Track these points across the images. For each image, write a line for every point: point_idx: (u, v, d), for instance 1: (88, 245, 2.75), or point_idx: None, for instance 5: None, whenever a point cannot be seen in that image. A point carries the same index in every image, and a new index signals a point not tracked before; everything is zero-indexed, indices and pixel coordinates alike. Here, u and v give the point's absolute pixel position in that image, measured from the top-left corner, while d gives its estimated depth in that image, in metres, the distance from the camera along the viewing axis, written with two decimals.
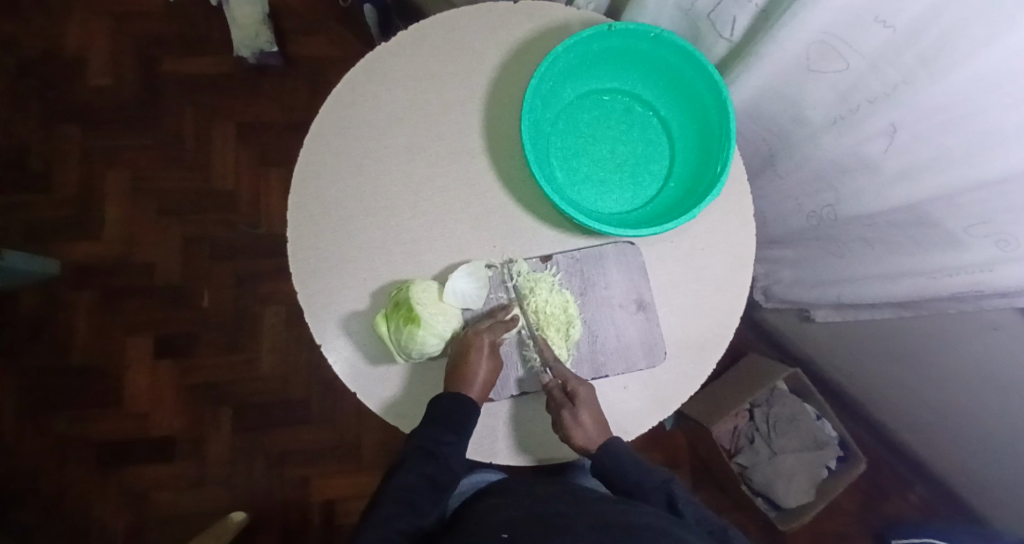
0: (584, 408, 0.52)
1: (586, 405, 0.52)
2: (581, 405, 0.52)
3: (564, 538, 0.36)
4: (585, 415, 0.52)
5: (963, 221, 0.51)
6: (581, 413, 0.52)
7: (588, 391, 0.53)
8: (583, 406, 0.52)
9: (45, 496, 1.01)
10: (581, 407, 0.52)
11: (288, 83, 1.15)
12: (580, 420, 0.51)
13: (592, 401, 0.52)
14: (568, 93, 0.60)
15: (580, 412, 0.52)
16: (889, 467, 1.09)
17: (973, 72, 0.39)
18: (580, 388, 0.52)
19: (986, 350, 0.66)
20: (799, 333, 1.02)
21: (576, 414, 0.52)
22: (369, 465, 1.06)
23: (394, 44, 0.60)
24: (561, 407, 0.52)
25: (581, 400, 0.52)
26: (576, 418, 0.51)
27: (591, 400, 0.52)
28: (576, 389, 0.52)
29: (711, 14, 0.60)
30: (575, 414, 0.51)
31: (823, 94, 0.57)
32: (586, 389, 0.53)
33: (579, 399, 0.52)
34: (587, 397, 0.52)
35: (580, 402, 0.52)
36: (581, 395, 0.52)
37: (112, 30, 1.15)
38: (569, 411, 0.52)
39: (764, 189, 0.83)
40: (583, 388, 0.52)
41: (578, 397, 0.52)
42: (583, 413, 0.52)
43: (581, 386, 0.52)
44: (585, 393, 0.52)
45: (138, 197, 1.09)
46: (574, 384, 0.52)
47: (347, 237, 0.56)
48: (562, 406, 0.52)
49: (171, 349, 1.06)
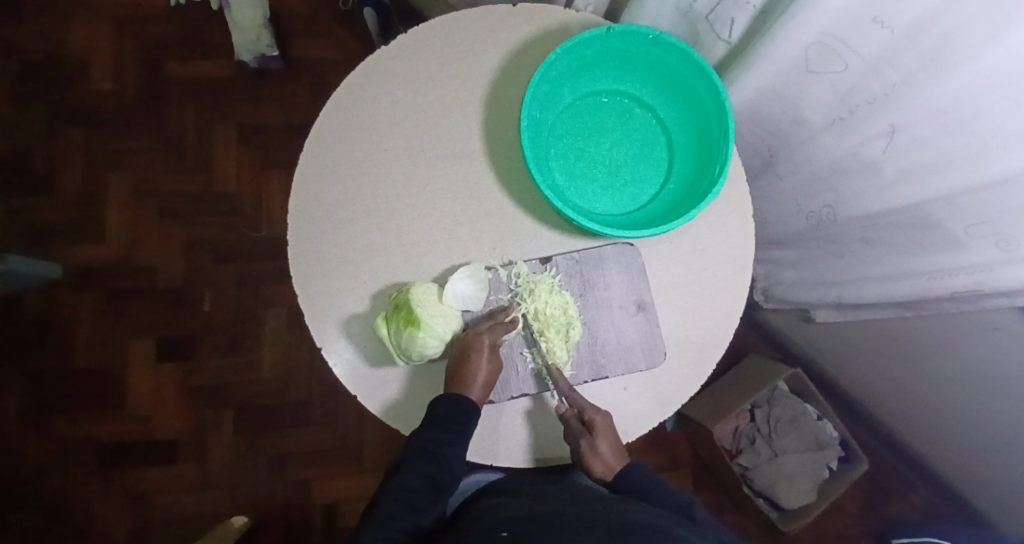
0: (601, 437, 0.52)
1: (604, 434, 0.52)
2: (599, 434, 0.52)
3: (565, 537, 0.36)
4: (604, 444, 0.52)
5: (963, 222, 0.51)
6: (600, 443, 0.52)
7: (604, 419, 0.53)
8: (601, 434, 0.52)
9: (48, 498, 1.01)
10: (599, 436, 0.52)
11: (289, 86, 1.16)
12: (599, 449, 0.51)
13: (608, 428, 0.53)
14: (567, 95, 0.60)
15: (598, 441, 0.52)
16: (892, 469, 1.08)
17: (973, 72, 0.39)
18: (596, 417, 0.52)
19: (988, 351, 0.66)
20: (800, 334, 1.02)
21: (594, 443, 0.52)
22: (370, 467, 1.06)
23: (394, 47, 0.60)
24: (579, 436, 0.52)
25: (599, 429, 0.52)
26: (594, 447, 0.51)
27: (609, 429, 0.53)
28: (593, 419, 0.52)
29: (709, 15, 0.60)
30: (593, 444, 0.51)
31: (823, 95, 0.57)
32: (603, 417, 0.53)
33: (596, 428, 0.52)
34: (605, 425, 0.53)
35: (598, 432, 0.52)
36: (599, 424, 0.52)
37: (115, 33, 1.15)
38: (587, 441, 0.52)
39: (764, 190, 0.83)
40: (600, 417, 0.53)
41: (596, 426, 0.52)
42: (601, 442, 0.52)
43: (598, 415, 0.53)
44: (602, 421, 0.53)
45: (139, 200, 1.10)
46: (591, 413, 0.53)
47: (348, 239, 0.56)
48: (580, 435, 0.52)
49: (172, 351, 1.06)
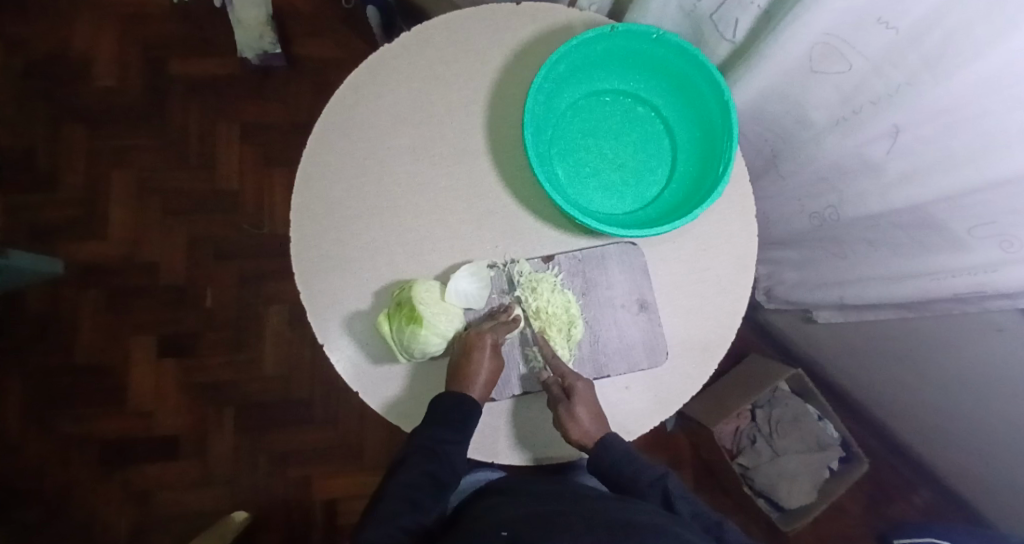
0: (580, 403, 0.52)
1: (583, 400, 0.52)
2: (578, 400, 0.52)
3: (565, 536, 0.36)
4: (582, 410, 0.51)
5: (966, 223, 0.51)
6: (577, 408, 0.52)
7: (585, 387, 0.53)
8: (579, 400, 0.52)
9: (51, 494, 1.01)
10: (577, 402, 0.52)
11: (292, 84, 1.16)
12: (576, 414, 0.51)
13: (589, 396, 0.52)
14: (570, 94, 0.60)
15: (575, 406, 0.52)
16: (893, 469, 1.09)
17: (977, 73, 0.39)
18: (577, 383, 0.52)
19: (990, 352, 0.66)
20: (801, 334, 1.02)
21: (571, 408, 0.52)
22: (372, 465, 1.06)
23: (398, 45, 0.60)
24: (557, 401, 0.52)
25: (578, 395, 0.52)
26: (571, 412, 0.51)
27: (589, 396, 0.52)
28: (572, 385, 0.52)
29: (713, 15, 0.60)
30: (570, 409, 0.52)
31: (826, 96, 0.57)
32: (584, 384, 0.53)
33: (575, 394, 0.52)
34: (584, 392, 0.52)
35: (577, 398, 0.52)
36: (579, 390, 0.52)
37: (118, 31, 1.15)
38: (564, 406, 0.52)
39: (767, 190, 0.83)
40: (580, 384, 0.53)
41: (574, 392, 0.52)
42: (578, 407, 0.52)
43: (580, 382, 0.53)
44: (582, 388, 0.52)
45: (143, 197, 1.10)
46: (572, 380, 0.53)
47: (351, 236, 0.57)
48: (558, 401, 0.52)
49: (175, 349, 1.07)
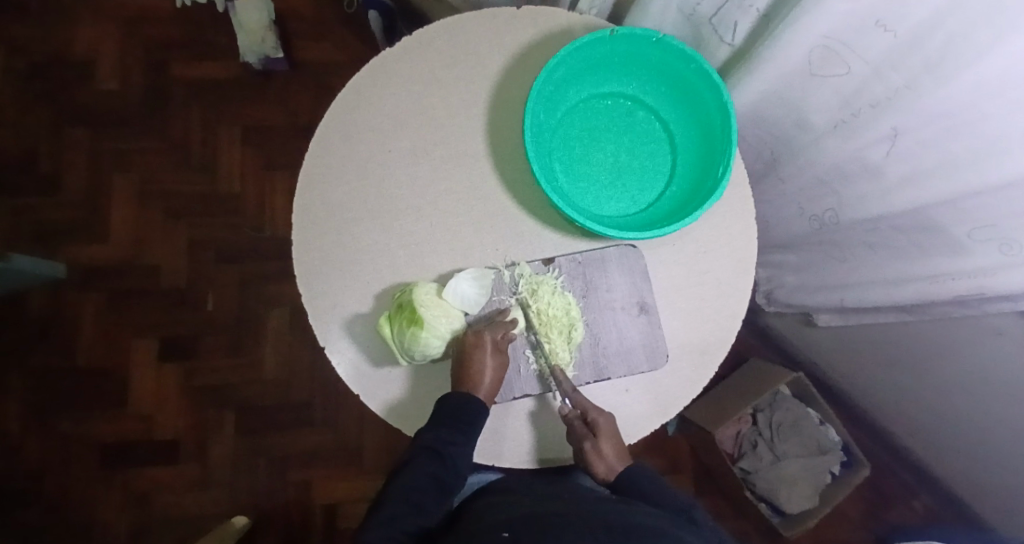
0: (605, 439, 0.52)
1: (608, 436, 0.52)
2: (602, 436, 0.52)
3: (565, 536, 0.36)
4: (607, 446, 0.52)
5: (967, 226, 0.51)
6: (604, 445, 0.52)
7: (608, 421, 0.53)
8: (604, 436, 0.52)
9: (50, 496, 1.01)
10: (602, 438, 0.52)
11: (294, 87, 1.16)
12: (602, 451, 0.52)
13: (612, 430, 0.53)
14: (570, 98, 0.60)
15: (602, 443, 0.52)
16: (895, 474, 1.08)
17: (977, 75, 0.39)
18: (600, 419, 0.52)
19: (992, 357, 0.66)
20: (802, 337, 1.02)
21: (597, 444, 0.52)
22: (371, 468, 1.06)
23: (400, 48, 0.61)
24: (583, 438, 0.52)
25: (602, 431, 0.52)
26: (598, 450, 0.52)
27: (613, 431, 0.53)
28: (596, 421, 0.52)
29: (713, 19, 0.60)
30: (596, 445, 0.52)
31: (826, 99, 0.57)
32: (606, 419, 0.53)
33: (599, 430, 0.52)
34: (608, 428, 0.52)
35: (601, 434, 0.52)
36: (602, 426, 0.52)
37: (121, 34, 1.16)
38: (590, 442, 0.52)
39: (766, 193, 0.84)
40: (603, 419, 0.52)
41: (599, 429, 0.52)
42: (604, 443, 0.52)
43: (602, 416, 0.53)
44: (605, 423, 0.52)
45: (145, 199, 1.10)
46: (594, 415, 0.52)
47: (352, 239, 0.57)
48: (583, 437, 0.52)
49: (174, 351, 1.07)
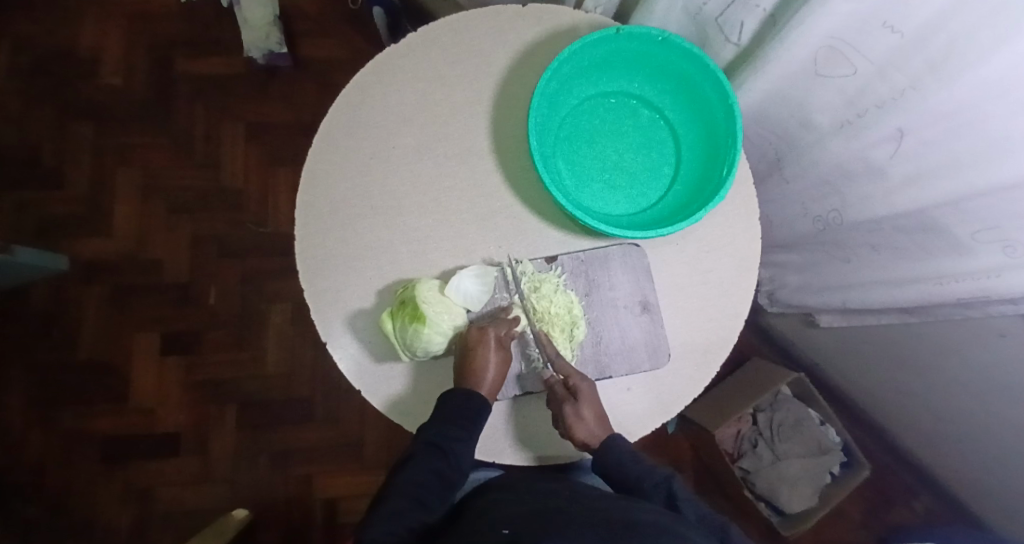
0: (585, 402, 0.52)
1: (588, 400, 0.52)
2: (582, 399, 0.52)
3: (565, 531, 0.36)
4: (587, 409, 0.52)
5: (970, 228, 0.51)
6: (583, 408, 0.52)
7: (589, 388, 0.53)
8: (585, 400, 0.52)
9: (53, 489, 1.02)
10: (583, 402, 0.52)
11: (297, 83, 1.16)
12: (582, 414, 0.52)
13: (592, 397, 0.53)
14: (574, 96, 0.60)
15: (581, 406, 0.52)
16: (895, 475, 1.08)
17: (982, 76, 0.39)
18: (581, 384, 0.53)
19: (995, 359, 0.66)
20: (804, 337, 1.01)
21: (577, 407, 0.52)
22: (372, 464, 1.06)
23: (404, 46, 0.61)
24: (563, 402, 0.52)
25: (583, 395, 0.52)
26: (577, 412, 0.52)
27: (593, 397, 0.53)
28: (577, 385, 0.53)
29: (719, 18, 0.60)
30: (576, 408, 0.52)
31: (831, 99, 0.57)
32: (588, 385, 0.53)
33: (580, 394, 0.52)
34: (589, 393, 0.53)
35: (581, 397, 0.52)
36: (582, 390, 0.53)
37: (126, 29, 1.16)
38: (570, 405, 0.52)
39: (770, 193, 0.84)
40: (585, 384, 0.53)
41: (580, 392, 0.52)
42: (584, 406, 0.52)
43: (583, 382, 0.53)
44: (586, 388, 0.53)
45: (149, 194, 1.10)
46: (576, 380, 0.53)
47: (355, 235, 0.57)
48: (563, 401, 0.52)
49: (177, 346, 1.07)
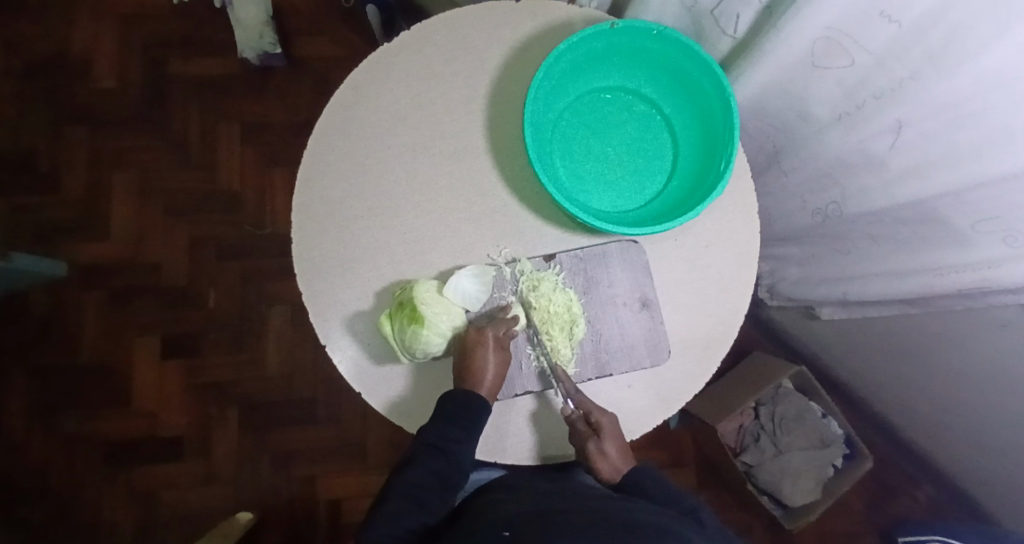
0: (608, 439, 0.52)
1: (611, 436, 0.52)
2: (606, 437, 0.52)
3: (565, 533, 0.36)
4: (611, 447, 0.52)
5: (970, 218, 0.50)
6: (607, 445, 0.52)
7: (610, 420, 0.53)
8: (608, 437, 0.52)
9: (56, 494, 1.02)
10: (606, 438, 0.52)
11: (291, 82, 1.15)
12: (606, 451, 0.52)
13: (614, 430, 0.53)
14: (570, 93, 0.60)
15: (605, 443, 0.52)
16: (897, 466, 1.09)
17: (982, 66, 0.38)
18: (603, 419, 0.52)
19: (998, 350, 0.65)
20: (805, 330, 1.01)
21: (601, 446, 0.52)
22: (375, 463, 1.06)
23: (397, 44, 0.60)
24: (586, 439, 0.52)
25: (606, 431, 0.52)
26: (602, 450, 0.52)
27: (615, 430, 0.53)
28: (600, 421, 0.52)
29: (714, 10, 0.59)
30: (600, 446, 0.52)
31: (829, 90, 0.57)
32: (609, 419, 0.53)
33: (603, 430, 0.52)
34: (611, 427, 0.53)
35: (604, 434, 0.52)
36: (605, 426, 0.52)
37: (118, 31, 1.15)
38: (594, 444, 0.52)
39: (769, 186, 0.83)
40: (607, 419, 0.52)
41: (603, 429, 0.52)
42: (608, 444, 0.52)
43: (605, 417, 0.52)
44: (608, 423, 0.52)
45: (145, 197, 1.10)
46: (597, 415, 0.52)
47: (353, 237, 0.56)
48: (587, 438, 0.52)
49: (177, 349, 1.07)
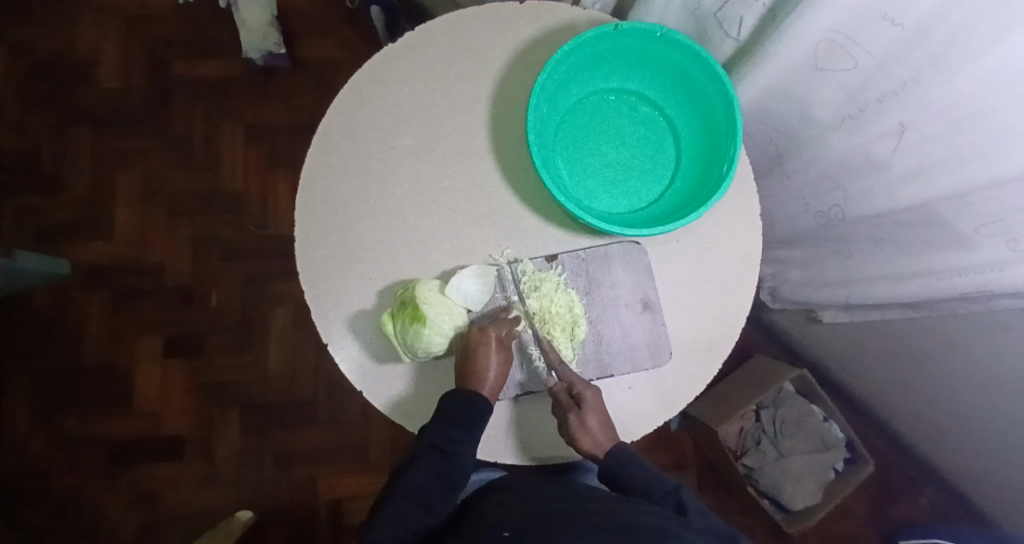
0: (590, 412, 0.52)
1: (593, 408, 0.52)
2: (588, 409, 0.52)
3: (565, 534, 0.36)
4: (592, 418, 0.52)
5: (973, 221, 0.50)
6: (589, 418, 0.52)
7: (593, 394, 0.53)
8: (590, 409, 0.52)
9: (58, 493, 1.02)
10: (588, 411, 0.52)
11: (295, 84, 1.16)
12: (587, 424, 0.51)
13: (596, 404, 0.52)
14: (573, 94, 0.60)
15: (586, 415, 0.52)
16: (899, 470, 1.08)
17: (984, 69, 0.38)
18: (586, 392, 0.52)
19: (1000, 353, 0.65)
20: (807, 333, 1.01)
21: (583, 417, 0.51)
22: (376, 464, 1.06)
23: (401, 45, 0.60)
24: (568, 410, 0.52)
25: (588, 404, 0.52)
26: (582, 422, 0.51)
27: (598, 405, 0.53)
28: (582, 394, 0.52)
29: (718, 13, 0.60)
30: (582, 418, 0.51)
31: (832, 94, 0.57)
32: (592, 392, 0.53)
33: (585, 403, 0.52)
34: (594, 401, 0.52)
35: (587, 407, 0.52)
36: (587, 398, 0.52)
37: (123, 33, 1.16)
38: (576, 414, 0.52)
39: (772, 189, 0.83)
40: (589, 392, 0.52)
41: (585, 401, 0.52)
42: (589, 416, 0.52)
43: (588, 390, 0.53)
44: (590, 396, 0.52)
45: (149, 197, 1.10)
46: (580, 388, 0.52)
47: (355, 236, 0.57)
48: (568, 410, 0.52)
49: (179, 349, 1.07)
